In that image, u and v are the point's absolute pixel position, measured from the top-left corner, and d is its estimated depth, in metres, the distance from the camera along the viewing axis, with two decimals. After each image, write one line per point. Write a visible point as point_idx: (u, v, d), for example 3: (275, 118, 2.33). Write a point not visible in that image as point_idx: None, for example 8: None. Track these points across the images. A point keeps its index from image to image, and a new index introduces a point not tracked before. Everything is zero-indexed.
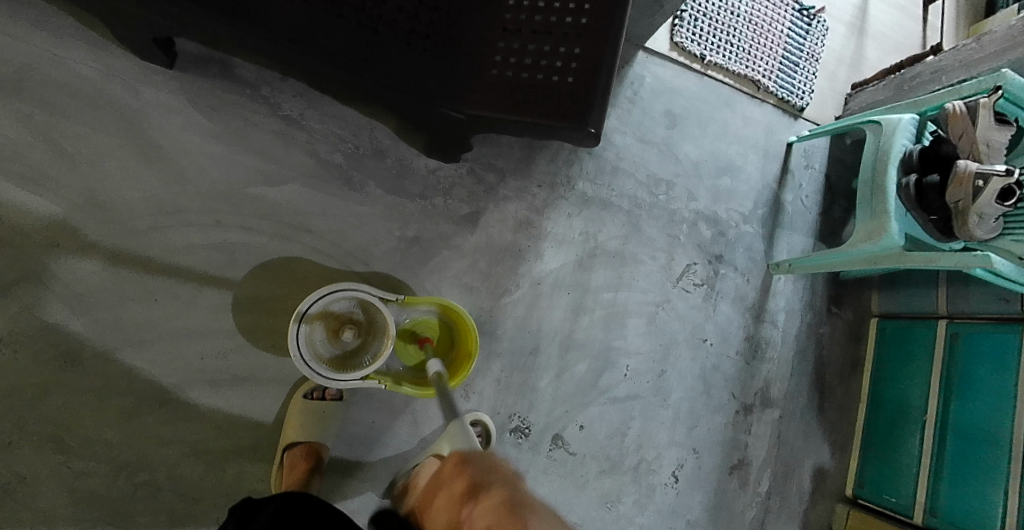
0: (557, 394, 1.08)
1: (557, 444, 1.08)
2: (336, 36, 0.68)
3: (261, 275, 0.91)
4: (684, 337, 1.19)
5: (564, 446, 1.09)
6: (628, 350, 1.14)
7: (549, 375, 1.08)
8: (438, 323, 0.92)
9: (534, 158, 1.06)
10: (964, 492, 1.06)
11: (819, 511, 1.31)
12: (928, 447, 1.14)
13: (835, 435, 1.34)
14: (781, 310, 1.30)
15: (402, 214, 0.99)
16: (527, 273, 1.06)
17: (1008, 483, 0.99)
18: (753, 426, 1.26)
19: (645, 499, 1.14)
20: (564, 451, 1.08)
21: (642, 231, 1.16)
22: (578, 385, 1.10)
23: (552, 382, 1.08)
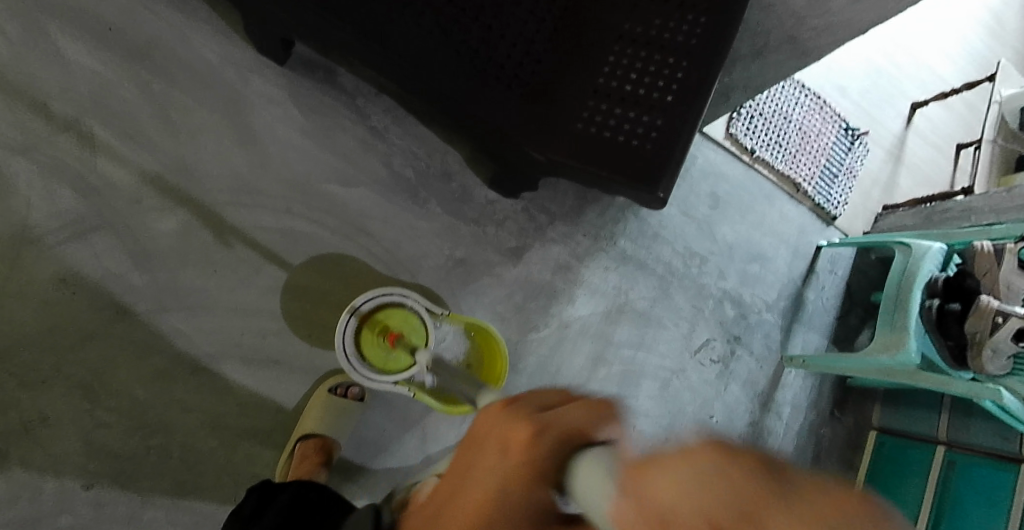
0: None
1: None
2: (451, 70, 0.77)
3: (313, 265, 0.96)
4: (692, 410, 1.22)
5: None
6: (638, 411, 1.16)
7: None
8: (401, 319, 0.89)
9: (585, 210, 1.13)
10: None
11: None
12: None
13: None
14: (787, 403, 1.33)
15: (455, 235, 1.04)
16: (557, 314, 1.11)
17: None
18: None
19: None
20: None
21: (670, 299, 1.21)
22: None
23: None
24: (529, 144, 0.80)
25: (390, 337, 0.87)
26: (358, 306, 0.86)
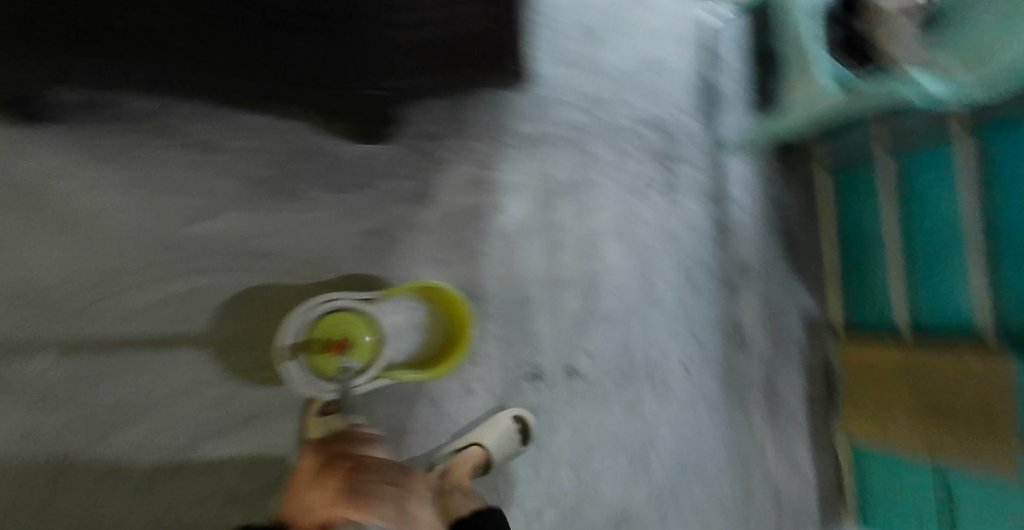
0: (558, 332, 1.11)
1: (572, 377, 1.12)
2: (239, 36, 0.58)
3: (228, 311, 0.87)
4: (658, 241, 1.22)
5: (579, 376, 1.13)
6: (611, 270, 1.16)
7: (545, 316, 1.10)
8: (341, 322, 0.84)
9: (465, 113, 1.03)
10: (937, 306, 1.09)
11: (820, 355, 1.40)
12: (897, 276, 1.17)
13: (818, 284, 1.40)
14: (738, 188, 1.33)
15: (351, 207, 0.94)
16: (493, 228, 1.05)
17: (973, 284, 1.02)
18: (740, 300, 1.32)
19: (665, 397, 1.21)
20: (581, 380, 1.13)
21: (591, 153, 1.15)
22: (574, 318, 1.13)
23: (549, 323, 1.10)
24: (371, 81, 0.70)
25: (337, 347, 0.82)
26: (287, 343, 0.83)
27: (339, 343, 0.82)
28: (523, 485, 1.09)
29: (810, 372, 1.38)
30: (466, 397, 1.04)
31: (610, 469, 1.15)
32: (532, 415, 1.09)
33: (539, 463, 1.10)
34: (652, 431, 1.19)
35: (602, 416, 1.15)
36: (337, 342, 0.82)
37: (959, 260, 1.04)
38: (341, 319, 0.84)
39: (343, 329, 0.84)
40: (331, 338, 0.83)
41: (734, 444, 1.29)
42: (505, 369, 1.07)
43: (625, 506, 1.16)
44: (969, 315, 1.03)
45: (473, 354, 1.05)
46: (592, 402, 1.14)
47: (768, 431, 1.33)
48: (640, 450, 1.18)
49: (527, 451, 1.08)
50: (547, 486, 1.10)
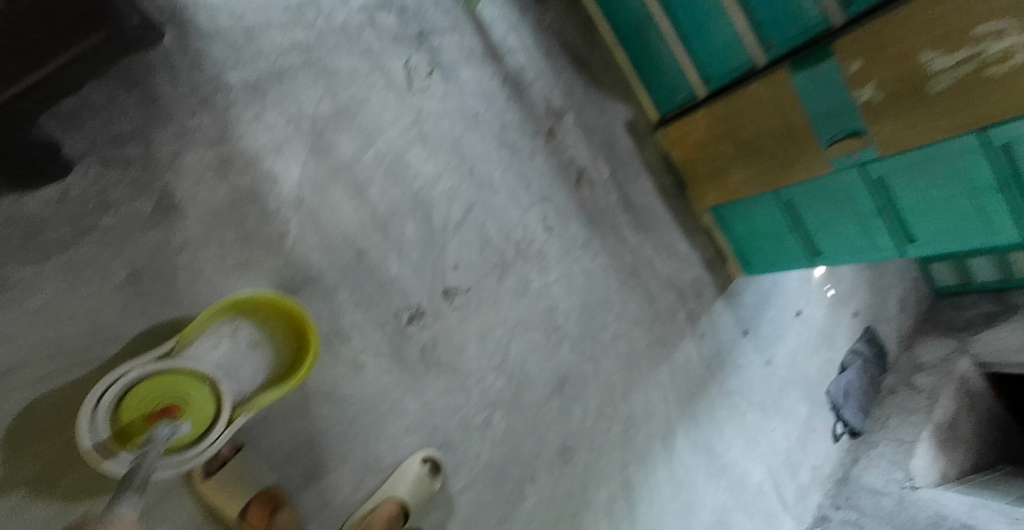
0: (412, 264, 1.04)
1: (450, 295, 1.08)
2: None
3: (15, 447, 0.71)
4: (460, 125, 1.14)
5: (457, 291, 1.09)
6: (429, 178, 1.08)
7: (391, 257, 1.02)
8: (151, 389, 0.71)
9: (155, 90, 0.81)
10: (712, 52, 1.20)
11: (649, 150, 1.48)
12: (672, 41, 1.25)
13: (619, 88, 1.42)
14: (506, 33, 1.24)
15: (89, 263, 0.76)
16: (280, 203, 0.91)
17: (729, 18, 1.11)
18: (562, 139, 1.31)
19: (542, 263, 1.22)
20: (460, 294, 1.09)
21: (338, 70, 0.99)
22: (419, 242, 1.05)
23: (397, 260, 1.02)
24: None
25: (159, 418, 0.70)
26: (89, 448, 0.66)
27: (158, 413, 0.68)
28: (462, 413, 1.07)
29: (648, 169, 1.47)
30: (359, 376, 0.96)
31: (529, 350, 1.17)
32: (432, 351, 1.05)
33: (466, 387, 1.08)
34: (548, 297, 1.22)
35: (498, 312, 1.14)
36: (159, 415, 0.69)
37: (711, 5, 1.12)
38: (147, 390, 0.71)
39: (157, 395, 0.71)
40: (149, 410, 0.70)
41: (619, 265, 1.36)
42: (381, 326, 1.00)
43: (559, 370, 1.21)
44: (738, 47, 1.15)
45: (340, 333, 0.95)
46: (481, 306, 1.12)
47: (640, 237, 1.42)
48: (546, 318, 1.21)
49: (448, 383, 1.06)
50: (484, 399, 1.10)
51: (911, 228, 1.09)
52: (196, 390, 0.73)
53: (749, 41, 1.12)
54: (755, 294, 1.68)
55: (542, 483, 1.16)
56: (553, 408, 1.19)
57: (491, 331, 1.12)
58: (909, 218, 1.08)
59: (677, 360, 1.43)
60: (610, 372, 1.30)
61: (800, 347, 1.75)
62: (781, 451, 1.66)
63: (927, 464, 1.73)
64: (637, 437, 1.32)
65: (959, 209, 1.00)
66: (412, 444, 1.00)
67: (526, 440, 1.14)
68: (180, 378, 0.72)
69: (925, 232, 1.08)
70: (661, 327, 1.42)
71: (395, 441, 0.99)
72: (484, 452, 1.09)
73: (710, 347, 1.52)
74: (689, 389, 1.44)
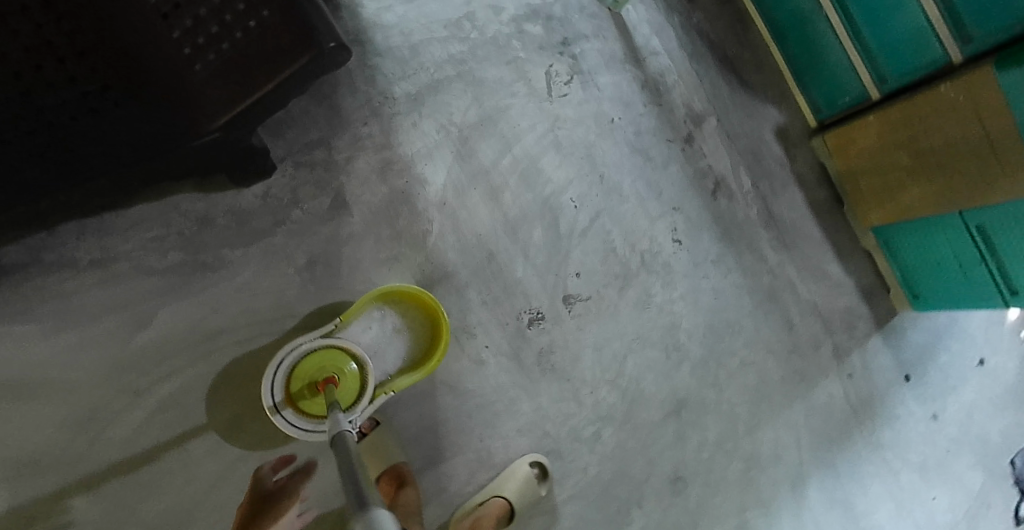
0: (537, 269, 1.06)
1: (571, 303, 1.09)
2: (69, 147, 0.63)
3: (219, 396, 0.87)
4: (595, 133, 1.13)
5: (578, 299, 1.09)
6: (561, 185, 1.09)
7: (519, 261, 1.04)
8: (316, 361, 0.82)
9: (334, 101, 0.93)
10: (896, 48, 1.04)
11: (803, 162, 1.33)
12: (845, 36, 1.11)
13: (772, 93, 1.31)
14: (652, 36, 1.20)
15: (279, 249, 0.90)
16: (426, 203, 0.98)
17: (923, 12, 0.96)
18: (704, 148, 1.23)
19: (669, 277, 1.18)
20: (581, 302, 1.10)
21: (485, 80, 1.04)
22: (545, 248, 1.07)
23: (524, 264, 1.05)
24: (184, 138, 0.64)
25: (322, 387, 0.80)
26: (271, 404, 0.80)
27: (324, 384, 0.80)
28: (572, 421, 1.07)
29: (801, 183, 1.32)
30: (480, 371, 1.02)
31: (647, 366, 1.14)
32: (551, 356, 1.07)
33: (579, 395, 1.08)
34: (671, 314, 1.17)
35: (617, 324, 1.13)
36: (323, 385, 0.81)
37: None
38: (319, 359, 0.83)
39: (320, 367, 0.82)
40: (314, 379, 0.82)
41: (755, 287, 1.26)
42: (504, 327, 1.03)
43: (677, 392, 1.16)
44: (932, 44, 0.99)
45: (467, 328, 1.01)
46: (601, 316, 1.11)
47: (784, 259, 1.29)
48: (668, 336, 1.16)
49: (561, 389, 1.07)
50: (596, 411, 1.09)
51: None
52: (351, 366, 0.84)
53: (946, 38, 0.96)
54: (925, 335, 1.44)
55: (649, 505, 1.12)
56: (668, 431, 1.14)
57: (608, 342, 1.11)
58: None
59: (816, 398, 1.29)
60: (735, 401, 1.21)
61: (980, 403, 1.47)
62: (942, 522, 1.41)
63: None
64: (759, 476, 1.22)
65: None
66: (523, 442, 1.04)
67: (636, 460, 1.11)
68: (339, 355, 0.84)
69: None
70: (800, 360, 1.28)
71: (507, 438, 1.03)
72: (591, 463, 1.08)
73: (860, 390, 1.34)
74: (827, 433, 1.29)
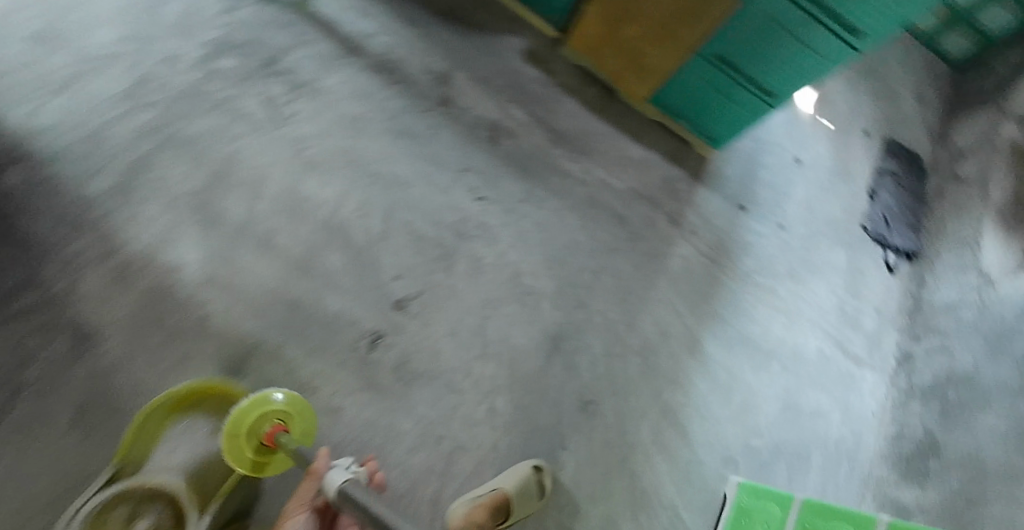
0: (352, 292, 1.01)
1: (405, 306, 1.06)
2: None
3: None
4: (348, 135, 1.08)
5: (409, 300, 1.06)
6: (335, 201, 1.04)
7: (327, 296, 0.98)
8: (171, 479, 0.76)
9: (21, 235, 0.81)
10: None
11: (564, 71, 1.36)
12: None
13: (506, 22, 1.31)
14: (359, 18, 1.16)
15: (27, 421, 0.75)
16: (189, 287, 0.89)
17: None
18: (465, 100, 1.22)
19: (489, 235, 1.18)
20: (414, 301, 1.07)
21: (195, 136, 0.96)
22: (351, 268, 1.02)
23: (337, 294, 1.00)
24: None
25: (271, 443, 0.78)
26: None
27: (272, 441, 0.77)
28: (462, 411, 1.05)
29: (570, 91, 1.36)
30: (341, 419, 0.95)
31: (509, 322, 1.15)
32: (409, 365, 1.03)
33: (456, 385, 1.06)
34: (508, 265, 1.18)
35: (462, 303, 1.11)
36: (271, 436, 0.77)
37: None
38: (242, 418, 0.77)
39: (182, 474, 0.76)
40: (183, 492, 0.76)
41: (574, 203, 1.29)
42: (344, 364, 0.97)
43: (548, 329, 1.18)
44: None
45: (305, 386, 0.93)
46: (442, 304, 1.09)
47: (587, 164, 1.33)
48: (515, 286, 1.18)
49: (435, 389, 1.04)
50: (480, 389, 1.08)
51: (850, 16, 0.99)
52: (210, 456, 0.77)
53: None
54: (744, 164, 1.55)
55: (574, 444, 1.13)
56: (556, 368, 1.16)
57: (460, 322, 1.10)
58: (840, 9, 0.99)
59: (673, 269, 1.36)
60: (605, 310, 1.25)
61: (812, 196, 1.61)
62: (830, 309, 1.53)
63: (1001, 258, 1.53)
64: (659, 361, 1.27)
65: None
66: (422, 458, 0.99)
67: (540, 411, 1.12)
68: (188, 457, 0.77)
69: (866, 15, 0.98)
70: (643, 245, 1.34)
71: (403, 464, 0.97)
72: (500, 441, 1.06)
73: (708, 240, 1.43)
74: (698, 293, 1.37)
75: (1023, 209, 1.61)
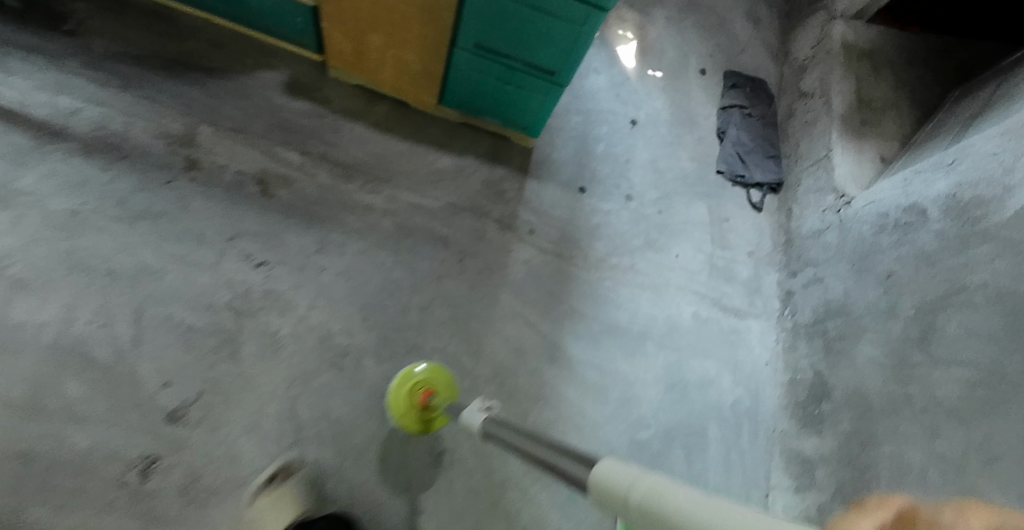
0: (101, 424, 0.85)
1: (181, 418, 0.90)
2: None
3: None
4: (65, 237, 0.92)
5: (186, 409, 0.90)
6: (60, 323, 0.88)
7: (62, 443, 0.83)
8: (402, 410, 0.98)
9: None
10: None
11: (339, 96, 1.23)
12: None
13: (255, 59, 1.16)
14: (57, 95, 0.99)
15: None
16: None
17: None
18: (219, 156, 1.06)
19: (283, 300, 1.02)
20: (194, 409, 0.90)
21: None
22: (96, 394, 0.87)
23: (81, 431, 0.84)
24: None
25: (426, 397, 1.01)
26: None
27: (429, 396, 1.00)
28: None
29: (351, 116, 1.23)
30: None
31: (324, 396, 0.99)
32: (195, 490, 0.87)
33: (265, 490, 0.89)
34: (315, 328, 1.02)
35: (261, 393, 0.95)
36: (422, 401, 0.99)
37: None
38: (410, 382, 1.00)
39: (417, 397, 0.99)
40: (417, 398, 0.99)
41: (383, 236, 1.16)
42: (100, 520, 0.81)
43: (378, 389, 1.03)
44: None
45: None
46: (233, 401, 0.93)
47: (389, 191, 1.21)
48: (325, 351, 1.02)
49: (238, 503, 0.88)
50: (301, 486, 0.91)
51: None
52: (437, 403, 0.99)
53: None
54: (573, 142, 1.48)
55: (434, 512, 0.98)
56: (398, 431, 1.01)
57: (258, 419, 0.93)
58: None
59: (514, 276, 1.25)
60: (443, 346, 1.12)
61: (655, 155, 1.55)
62: (699, 268, 1.46)
63: (855, 170, 1.42)
64: (517, 382, 1.15)
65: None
66: None
67: (386, 493, 0.97)
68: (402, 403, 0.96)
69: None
70: (473, 261, 1.22)
71: None
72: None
73: (547, 233, 1.33)
74: (546, 294, 1.27)
75: (880, 107, 1.49)
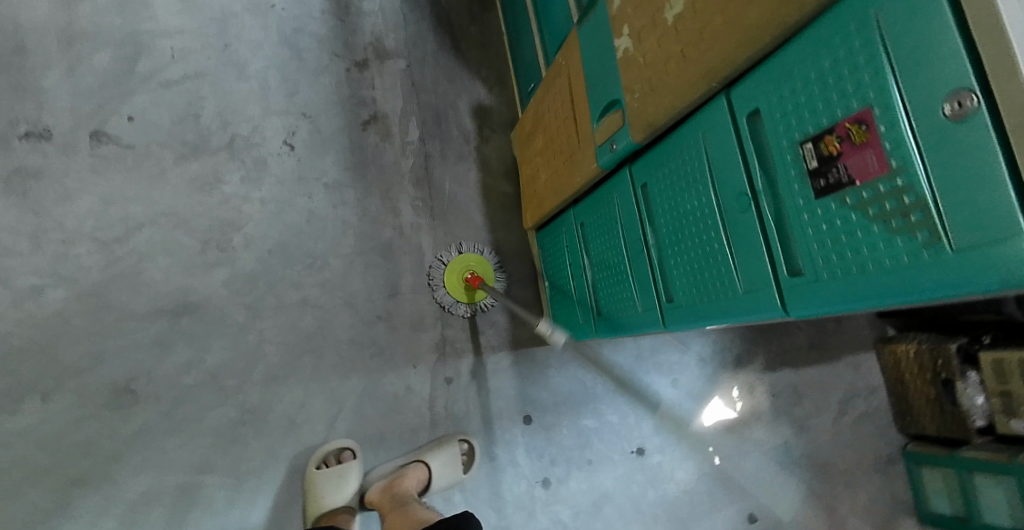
0: (76, 91, 1.01)
1: (100, 141, 1.01)
2: None
3: None
4: (242, 7, 1.13)
5: (114, 142, 1.01)
6: (166, 31, 1.08)
7: (57, 70, 1.01)
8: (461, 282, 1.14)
9: None
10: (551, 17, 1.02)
11: (494, 145, 1.24)
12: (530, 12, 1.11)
13: (486, 71, 1.27)
14: None
15: None
16: None
17: None
18: (375, 80, 1.18)
19: (255, 174, 1.07)
20: (116, 147, 1.01)
21: None
22: (105, 76, 1.03)
23: (65, 79, 1.01)
24: None
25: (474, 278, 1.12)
26: None
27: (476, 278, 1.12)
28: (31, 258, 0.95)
29: (480, 163, 1.22)
30: None
31: (163, 248, 1.00)
32: (34, 178, 0.97)
33: (38, 238, 0.95)
34: (236, 210, 1.05)
35: (153, 191, 1.02)
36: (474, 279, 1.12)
37: None
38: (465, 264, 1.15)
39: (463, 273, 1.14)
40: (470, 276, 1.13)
41: (369, 236, 1.11)
42: None
43: (191, 290, 1.00)
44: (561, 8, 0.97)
45: None
46: (138, 173, 1.02)
47: (422, 223, 1.15)
48: (217, 231, 1.03)
49: (20, 219, 0.95)
50: (52, 265, 0.95)
51: (670, 268, 0.74)
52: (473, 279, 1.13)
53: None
54: (574, 387, 1.22)
55: (59, 404, 0.92)
56: (148, 330, 0.97)
57: (123, 201, 1.00)
58: (665, 258, 0.75)
59: (383, 384, 1.08)
60: (266, 337, 1.03)
61: (612, 496, 1.21)
62: None
63: None
64: (250, 437, 1.00)
65: (704, 232, 0.66)
66: None
67: (73, 346, 0.94)
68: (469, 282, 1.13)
69: (680, 278, 0.72)
70: (384, 334, 1.09)
71: None
72: (5, 319, 0.92)
73: (450, 403, 1.12)
74: (378, 431, 1.06)
75: None
